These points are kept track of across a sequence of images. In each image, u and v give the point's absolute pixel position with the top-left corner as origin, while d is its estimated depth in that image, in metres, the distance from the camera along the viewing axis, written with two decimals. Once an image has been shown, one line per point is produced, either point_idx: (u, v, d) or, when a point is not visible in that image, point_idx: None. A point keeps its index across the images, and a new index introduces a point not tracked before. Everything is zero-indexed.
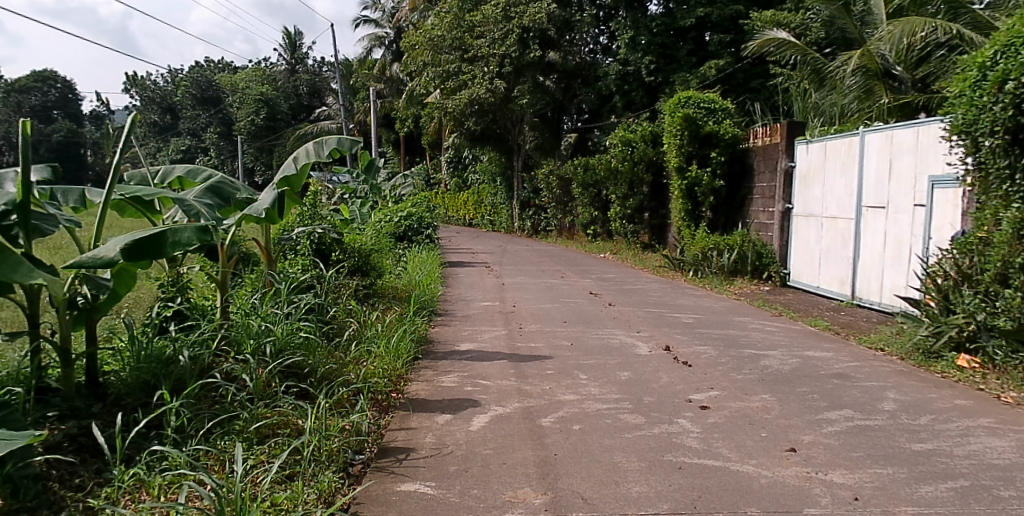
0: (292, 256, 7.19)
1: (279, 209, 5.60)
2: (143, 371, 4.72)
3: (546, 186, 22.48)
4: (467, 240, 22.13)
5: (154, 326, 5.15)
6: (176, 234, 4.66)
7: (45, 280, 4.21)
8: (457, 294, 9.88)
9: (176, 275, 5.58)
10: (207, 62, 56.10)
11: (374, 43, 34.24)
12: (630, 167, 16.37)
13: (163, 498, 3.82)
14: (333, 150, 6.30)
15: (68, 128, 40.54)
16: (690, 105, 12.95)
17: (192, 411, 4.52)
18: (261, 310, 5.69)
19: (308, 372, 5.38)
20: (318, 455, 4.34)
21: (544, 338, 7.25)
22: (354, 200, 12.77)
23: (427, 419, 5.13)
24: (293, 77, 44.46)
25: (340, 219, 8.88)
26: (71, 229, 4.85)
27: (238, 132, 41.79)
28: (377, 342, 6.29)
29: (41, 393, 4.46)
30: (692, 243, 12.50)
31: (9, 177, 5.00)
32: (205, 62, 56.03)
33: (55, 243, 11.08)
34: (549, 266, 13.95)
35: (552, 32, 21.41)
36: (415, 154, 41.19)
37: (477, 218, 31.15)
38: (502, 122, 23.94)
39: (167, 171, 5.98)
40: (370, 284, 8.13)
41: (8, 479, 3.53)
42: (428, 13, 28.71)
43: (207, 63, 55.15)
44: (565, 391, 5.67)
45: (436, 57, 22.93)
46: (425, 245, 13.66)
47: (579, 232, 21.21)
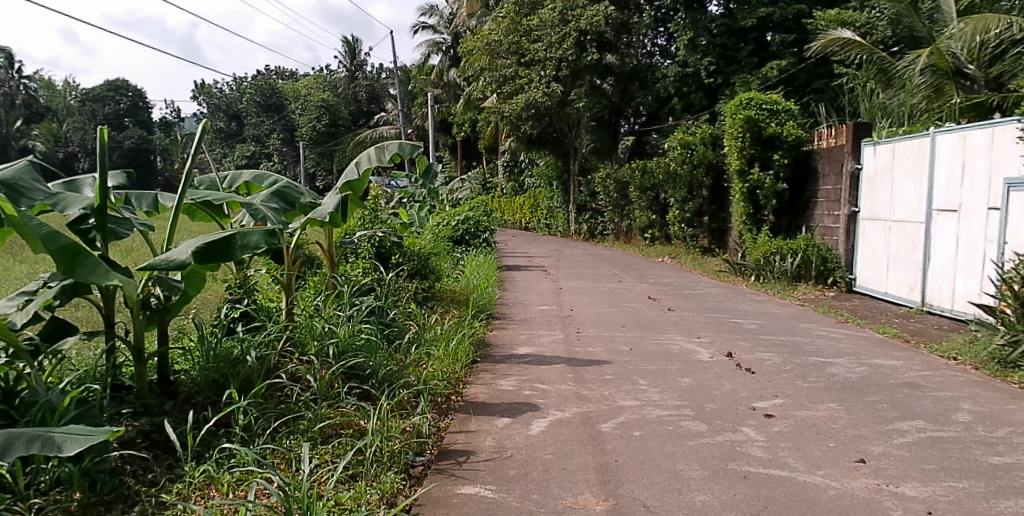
0: (353, 259, 7.30)
1: (343, 213, 5.67)
2: (212, 371, 4.84)
3: (602, 190, 22.27)
4: (524, 244, 22.19)
5: (222, 326, 5.29)
6: (245, 237, 4.78)
7: (122, 282, 4.36)
8: (514, 298, 9.88)
9: (244, 277, 5.71)
10: (270, 71, 57.77)
11: (432, 49, 34.66)
12: (689, 170, 16.20)
13: (231, 494, 3.92)
14: (394, 154, 6.38)
15: (139, 135, 42.29)
16: (752, 107, 12.73)
17: (260, 410, 4.64)
18: (324, 312, 5.79)
19: (370, 373, 5.43)
20: (380, 456, 4.39)
21: (602, 343, 7.18)
22: (412, 204, 12.89)
23: (486, 422, 5.13)
24: (353, 83, 44.68)
25: (399, 222, 8.98)
26: (145, 233, 4.99)
27: (301, 138, 42.82)
28: (436, 345, 6.32)
29: (116, 391, 4.62)
30: (754, 247, 12.27)
31: (86, 182, 5.19)
32: (268, 71, 57.71)
33: (127, 246, 11.50)
34: (606, 270, 13.88)
35: (610, 34, 21.24)
36: (472, 158, 41.48)
37: (533, 222, 31.16)
38: (559, 125, 23.81)
39: (235, 176, 6.13)
40: (429, 286, 8.19)
41: (86, 473, 3.74)
42: (485, 17, 28.93)
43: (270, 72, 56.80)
44: (625, 397, 5.60)
45: (493, 62, 23.07)
46: (482, 249, 13.74)
47: (637, 236, 21.09)
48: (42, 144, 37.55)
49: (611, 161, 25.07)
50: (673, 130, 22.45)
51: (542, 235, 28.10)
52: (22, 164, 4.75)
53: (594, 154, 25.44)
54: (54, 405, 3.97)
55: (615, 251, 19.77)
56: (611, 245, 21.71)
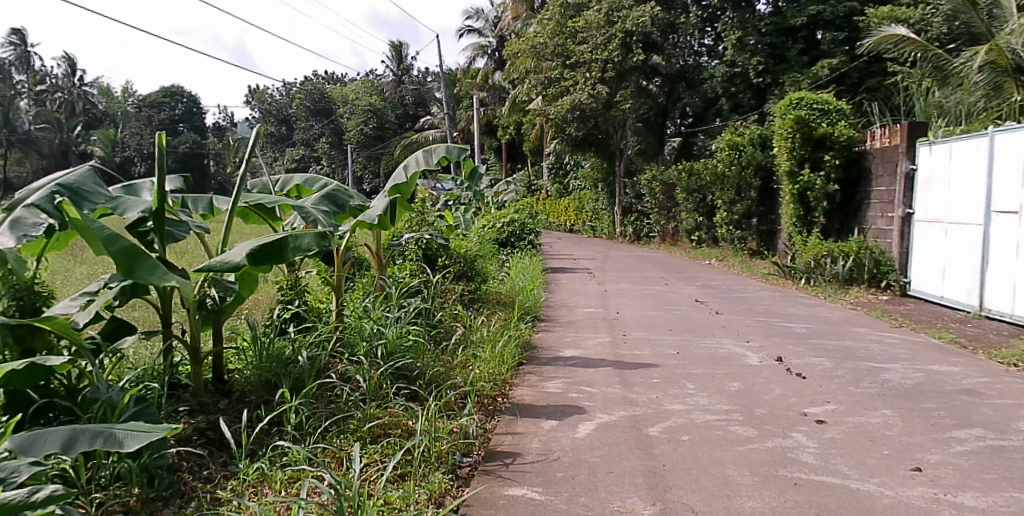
0: (400, 261, 7.40)
1: (392, 215, 5.72)
2: (265, 371, 4.96)
3: (649, 192, 22.04)
4: (568, 247, 22.15)
5: (275, 327, 5.40)
6: (297, 240, 4.89)
7: (179, 283, 4.48)
8: (560, 300, 9.86)
9: (295, 279, 5.82)
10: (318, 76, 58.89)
11: (478, 52, 34.86)
12: (737, 172, 15.99)
13: (284, 492, 4.02)
14: (442, 158, 6.45)
15: (193, 140, 43.50)
16: (802, 107, 12.41)
17: (311, 410, 4.73)
18: (373, 314, 5.87)
19: (417, 375, 5.48)
20: (428, 456, 4.43)
21: (649, 346, 7.12)
22: (458, 206, 12.97)
23: (532, 424, 5.12)
24: (399, 87, 45.00)
25: (444, 224, 9.04)
26: (201, 235, 5.12)
27: (348, 142, 43.46)
28: (483, 347, 6.33)
29: (173, 388, 4.76)
30: (803, 250, 12.06)
31: (145, 186, 5.34)
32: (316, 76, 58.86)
33: (182, 249, 11.82)
34: (652, 273, 13.77)
35: (656, 35, 21.04)
36: (517, 161, 41.52)
37: (577, 224, 31.05)
38: (605, 128, 23.69)
39: (286, 180, 6.25)
40: (475, 288, 8.23)
41: (144, 469, 3.86)
42: (531, 20, 28.95)
43: (317, 76, 57.84)
44: (672, 401, 5.55)
45: (538, 64, 23.16)
46: (527, 251, 13.76)
47: (683, 238, 20.88)
48: (101, 150, 38.93)
49: (657, 163, 24.84)
50: (721, 131, 22.12)
51: (587, 237, 28.01)
52: (85, 169, 4.91)
53: (640, 156, 25.23)
54: (114, 402, 4.10)
55: (661, 253, 19.59)
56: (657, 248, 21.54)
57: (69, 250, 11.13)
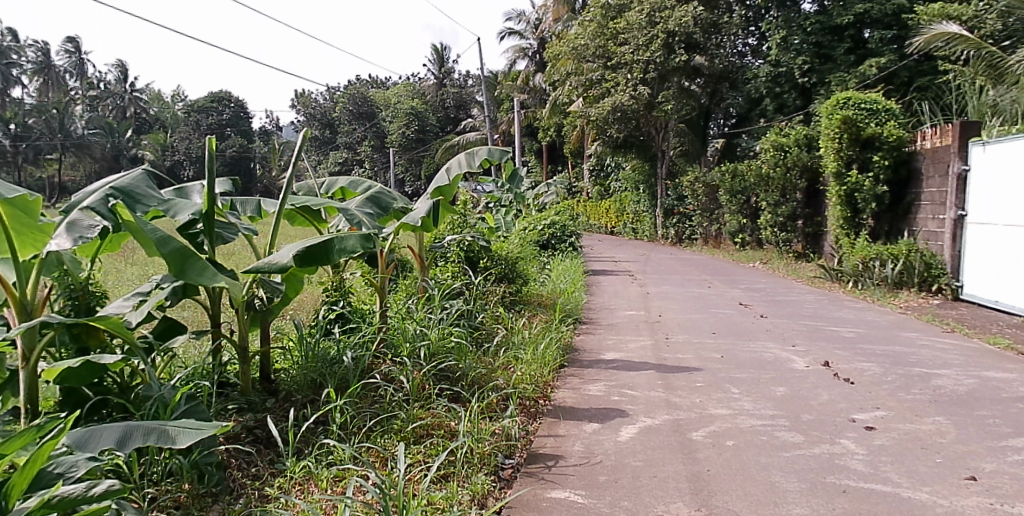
0: (442, 263, 7.48)
1: (434, 217, 5.75)
2: (311, 370, 5.05)
3: (691, 193, 21.78)
4: (609, 249, 22.01)
5: (321, 328, 5.48)
6: (342, 242, 4.96)
7: (228, 284, 4.58)
8: (601, 303, 9.81)
9: (340, 281, 5.91)
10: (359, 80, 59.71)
11: (518, 55, 34.95)
12: (782, 174, 15.78)
13: (330, 490, 4.07)
14: (484, 160, 6.49)
15: (240, 145, 44.39)
16: (850, 107, 12.15)
17: (355, 409, 4.79)
18: (416, 315, 5.93)
19: (460, 376, 5.50)
20: (471, 457, 4.45)
21: (692, 350, 7.04)
22: (499, 208, 12.99)
23: (575, 427, 5.10)
24: (441, 90, 45.64)
25: (486, 227, 9.07)
26: (249, 237, 5.23)
27: (390, 145, 43.85)
28: (525, 349, 6.33)
29: (222, 387, 4.86)
30: (851, 253, 11.83)
31: (196, 189, 5.47)
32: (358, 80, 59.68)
33: (229, 250, 12.06)
34: (695, 275, 13.62)
35: (698, 35, 20.88)
36: (557, 162, 41.47)
37: (619, 226, 30.89)
38: (646, 129, 23.35)
39: (331, 183, 6.34)
40: (516, 290, 8.24)
41: (194, 465, 3.95)
42: (572, 21, 28.91)
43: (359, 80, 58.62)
44: (717, 405, 5.48)
45: (579, 66, 23.11)
46: (568, 253, 13.74)
47: (727, 240, 20.64)
48: (152, 154, 40.00)
49: (700, 164, 24.61)
50: (765, 132, 21.83)
51: (628, 240, 27.82)
52: (138, 172, 5.03)
53: (682, 157, 24.97)
54: (166, 400, 4.20)
55: (704, 255, 19.38)
56: (699, 250, 21.30)
57: (123, 252, 11.44)
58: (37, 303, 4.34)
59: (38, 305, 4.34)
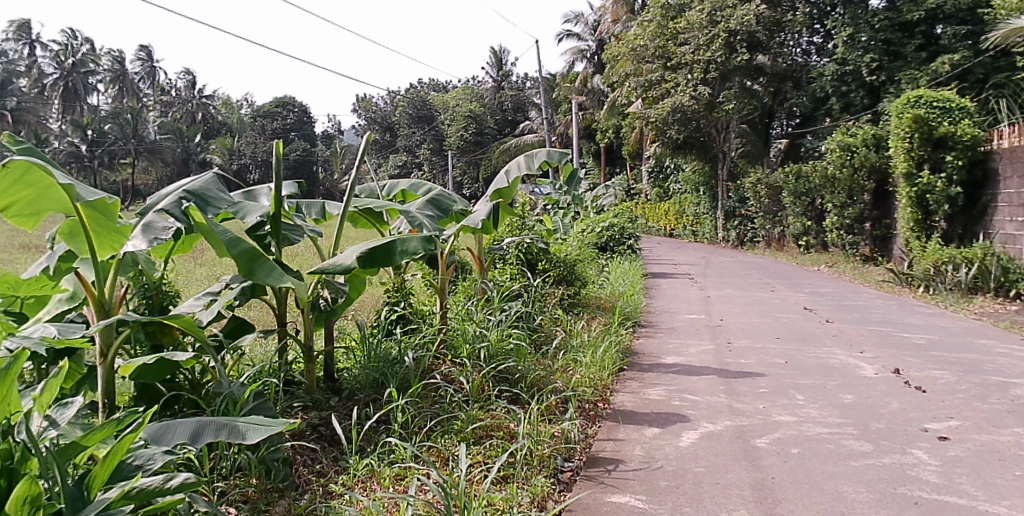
0: (501, 265, 7.53)
1: (494, 219, 5.77)
2: (373, 370, 5.14)
3: (753, 195, 21.33)
4: (669, 251, 21.70)
5: (382, 329, 5.58)
6: (404, 243, 5.01)
7: (294, 284, 4.70)
8: (660, 306, 9.69)
9: (400, 282, 6.00)
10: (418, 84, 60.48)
11: (576, 56, 34.91)
12: (849, 174, 15.38)
13: (392, 488, 4.14)
14: (543, 162, 6.50)
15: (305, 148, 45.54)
16: (921, 105, 11.73)
17: (416, 409, 4.86)
18: (475, 317, 5.99)
19: (518, 377, 5.50)
20: (530, 459, 4.44)
21: (755, 355, 6.90)
22: (557, 211, 12.97)
23: (635, 431, 5.06)
24: (499, 93, 45.86)
25: (544, 229, 9.08)
26: (314, 239, 5.34)
27: (449, 148, 44.25)
28: (584, 352, 6.29)
29: (289, 385, 4.98)
30: (923, 256, 11.43)
31: (264, 192, 5.62)
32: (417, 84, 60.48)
33: (295, 251, 12.41)
34: (757, 279, 13.37)
35: (761, 33, 20.46)
36: (615, 164, 41.16)
37: (678, 228, 30.49)
38: (708, 131, 22.81)
39: (392, 186, 6.44)
40: (574, 293, 8.22)
41: (262, 461, 4.06)
42: (631, 22, 28.69)
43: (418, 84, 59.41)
44: (781, 412, 5.36)
45: (638, 67, 22.98)
46: (627, 256, 13.66)
47: (790, 243, 20.17)
48: (219, 158, 41.34)
49: (762, 165, 24.25)
50: (831, 132, 21.31)
51: (688, 242, 27.44)
52: (208, 176, 5.18)
53: (743, 159, 24.56)
54: (236, 397, 4.33)
55: (767, 258, 18.99)
56: (762, 253, 20.88)
57: (195, 252, 11.86)
58: (115, 302, 4.52)
59: (115, 304, 4.51)
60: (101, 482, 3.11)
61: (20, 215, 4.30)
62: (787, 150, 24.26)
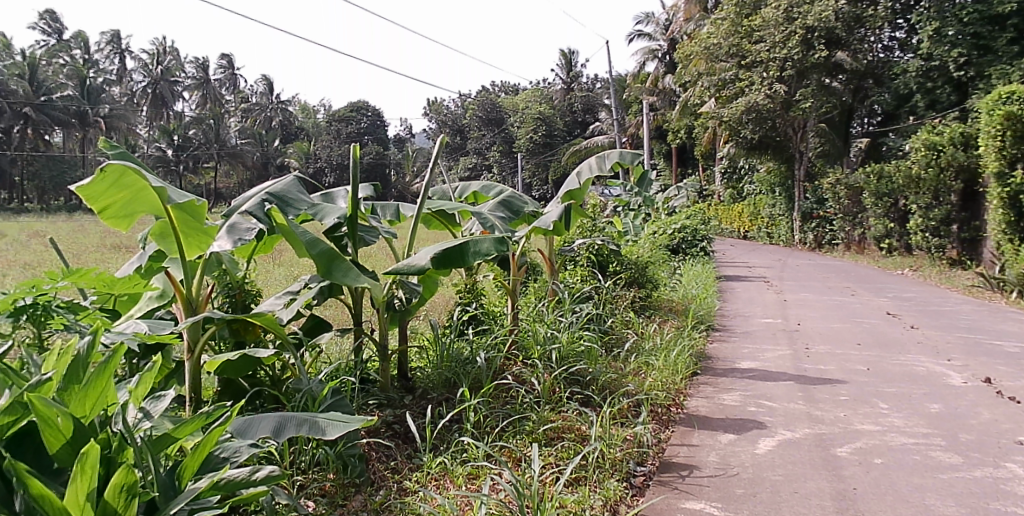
0: (572, 267, 7.56)
1: (566, 221, 5.75)
2: (446, 370, 5.23)
3: (832, 196, 20.69)
4: (742, 253, 21.32)
5: (455, 329, 5.67)
6: (477, 245, 5.05)
7: (370, 284, 4.79)
8: (735, 310, 9.50)
9: (472, 283, 6.08)
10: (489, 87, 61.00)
11: (648, 56, 34.58)
12: (935, 174, 14.83)
13: (465, 487, 4.19)
14: (615, 163, 6.47)
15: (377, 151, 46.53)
16: (1014, 101, 11.14)
17: (488, 409, 4.90)
18: (546, 318, 6.01)
19: (590, 380, 5.47)
20: (602, 463, 4.41)
21: (835, 361, 6.68)
22: (627, 212, 12.90)
23: (709, 437, 4.97)
24: (568, 94, 45.61)
25: (615, 231, 9.04)
26: (389, 240, 5.45)
27: (519, 149, 44.49)
28: (657, 355, 6.22)
29: (365, 383, 5.10)
30: (1016, 260, 10.84)
31: (341, 194, 5.77)
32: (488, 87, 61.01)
33: (370, 251, 12.74)
34: (836, 282, 12.95)
35: (841, 31, 19.75)
36: (687, 165, 40.51)
37: (752, 230, 29.84)
38: (783, 129, 22.28)
39: (464, 188, 6.53)
40: (646, 295, 8.13)
41: (339, 456, 4.16)
42: (704, 20, 28.25)
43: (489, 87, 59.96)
44: (863, 421, 5.17)
45: (711, 66, 22.58)
46: (699, 258, 13.46)
47: (872, 246, 19.50)
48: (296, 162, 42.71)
49: (841, 165, 23.64)
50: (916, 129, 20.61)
51: (763, 245, 26.79)
52: (289, 179, 5.35)
53: (821, 158, 24.07)
54: (315, 394, 4.44)
55: (847, 261, 18.40)
56: (841, 256, 20.24)
57: (276, 253, 12.31)
58: (201, 300, 4.70)
59: (201, 302, 4.69)
60: (190, 473, 3.24)
61: (116, 216, 4.53)
62: (867, 149, 23.53)
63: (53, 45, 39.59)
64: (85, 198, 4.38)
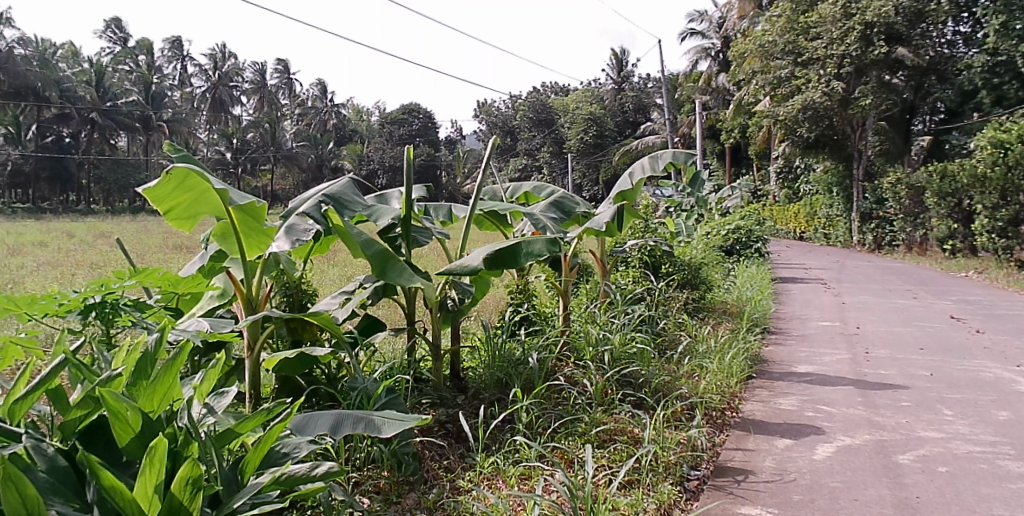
0: (623, 268, 7.54)
1: (618, 222, 5.71)
2: (498, 370, 5.27)
3: (891, 196, 20.07)
4: (798, 255, 20.90)
5: (507, 330, 5.71)
6: (529, 246, 5.05)
7: (423, 284, 4.84)
8: (790, 312, 9.32)
9: (524, 284, 6.12)
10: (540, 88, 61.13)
11: (700, 55, 34.15)
12: (1002, 173, 14.31)
13: (518, 486, 4.21)
14: (668, 164, 6.42)
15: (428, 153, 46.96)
16: None
17: (540, 410, 4.91)
18: (599, 319, 6.01)
19: (643, 382, 5.43)
20: (656, 466, 4.38)
21: (897, 366, 6.50)
22: (680, 213, 12.77)
23: (765, 442, 4.89)
24: (620, 94, 45.49)
25: (667, 232, 8.97)
26: (441, 240, 5.51)
27: (569, 150, 44.41)
28: (711, 358, 6.14)
29: (418, 382, 5.16)
30: None
31: (395, 195, 5.86)
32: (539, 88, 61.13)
33: (422, 252, 12.93)
34: (897, 285, 12.60)
35: (902, 26, 19.17)
36: (740, 165, 39.81)
37: (808, 231, 29.21)
38: (841, 128, 21.86)
39: (516, 188, 6.57)
40: (700, 297, 8.05)
41: (394, 454, 4.23)
42: (759, 17, 27.80)
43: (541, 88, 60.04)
44: (926, 427, 5.02)
45: (766, 64, 22.20)
46: (754, 259, 13.25)
47: (934, 247, 18.91)
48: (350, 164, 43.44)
49: (902, 164, 22.97)
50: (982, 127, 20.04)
51: (819, 246, 26.26)
52: (345, 181, 5.44)
53: (881, 158, 23.53)
54: (370, 392, 4.51)
55: (907, 263, 17.85)
56: (902, 257, 19.66)
57: (332, 253, 12.58)
58: (261, 299, 4.81)
59: (261, 301, 4.80)
60: (252, 468, 3.33)
61: (180, 217, 4.67)
62: (929, 148, 22.94)
63: (120, 52, 41.18)
64: (151, 199, 4.52)
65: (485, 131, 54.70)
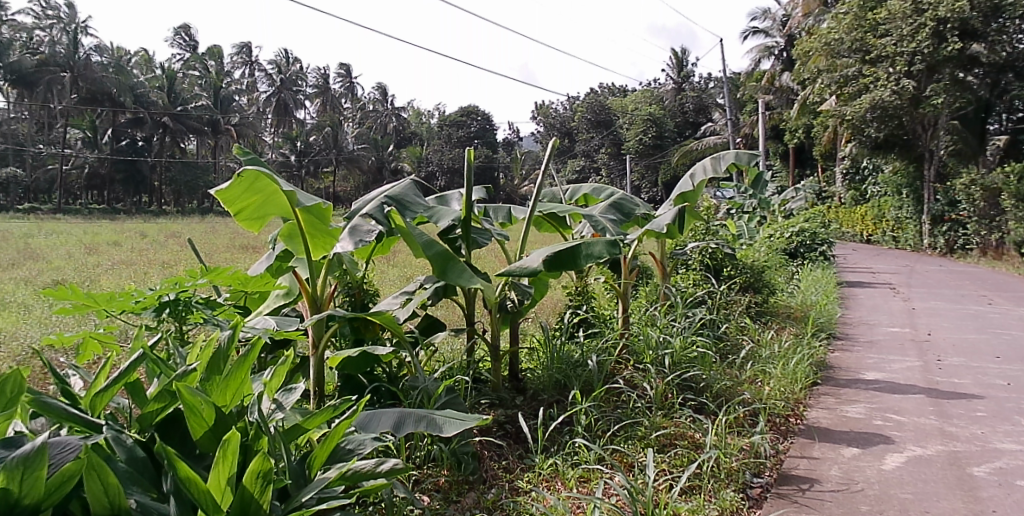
0: (683, 270, 7.47)
1: (679, 224, 5.66)
2: (557, 371, 5.29)
3: (965, 198, 19.30)
4: (866, 258, 20.28)
5: (565, 331, 5.72)
6: (589, 247, 5.03)
7: (483, 285, 4.87)
8: (858, 317, 9.06)
9: (583, 285, 6.14)
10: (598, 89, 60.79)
11: (764, 53, 33.49)
12: None
13: (578, 489, 4.21)
14: (731, 165, 6.32)
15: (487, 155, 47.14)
16: None
17: (599, 412, 4.90)
18: (658, 323, 5.97)
19: (704, 387, 5.36)
20: (717, 472, 4.32)
21: (972, 375, 6.26)
22: (742, 216, 12.55)
23: (831, 450, 4.77)
24: (680, 95, 44.97)
25: (729, 234, 8.83)
26: (500, 241, 5.55)
27: (628, 151, 44.00)
28: (775, 363, 6.03)
29: (477, 382, 5.21)
30: None
31: (456, 196, 5.93)
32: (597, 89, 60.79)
33: (482, 253, 13.04)
34: (972, 291, 12.09)
35: (978, 21, 18.39)
36: (805, 166, 38.76)
37: (876, 233, 28.34)
38: (911, 127, 21.16)
39: (575, 190, 6.59)
40: (763, 301, 7.90)
41: (454, 453, 4.29)
42: (827, 14, 27.10)
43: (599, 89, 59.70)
44: (1003, 439, 4.82)
45: (834, 62, 21.64)
46: (819, 263, 12.92)
47: (1011, 251, 18.13)
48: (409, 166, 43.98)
49: (976, 165, 22.05)
50: None
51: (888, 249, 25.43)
52: (406, 183, 5.52)
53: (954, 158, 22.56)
54: (430, 391, 4.57)
55: (982, 268, 17.12)
56: (976, 262, 18.86)
57: (392, 254, 12.79)
58: (325, 298, 4.92)
59: (325, 300, 4.90)
60: (320, 463, 3.42)
61: (249, 218, 4.81)
62: (1005, 147, 21.98)
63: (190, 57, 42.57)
64: (223, 201, 4.67)
65: (543, 133, 54.71)
